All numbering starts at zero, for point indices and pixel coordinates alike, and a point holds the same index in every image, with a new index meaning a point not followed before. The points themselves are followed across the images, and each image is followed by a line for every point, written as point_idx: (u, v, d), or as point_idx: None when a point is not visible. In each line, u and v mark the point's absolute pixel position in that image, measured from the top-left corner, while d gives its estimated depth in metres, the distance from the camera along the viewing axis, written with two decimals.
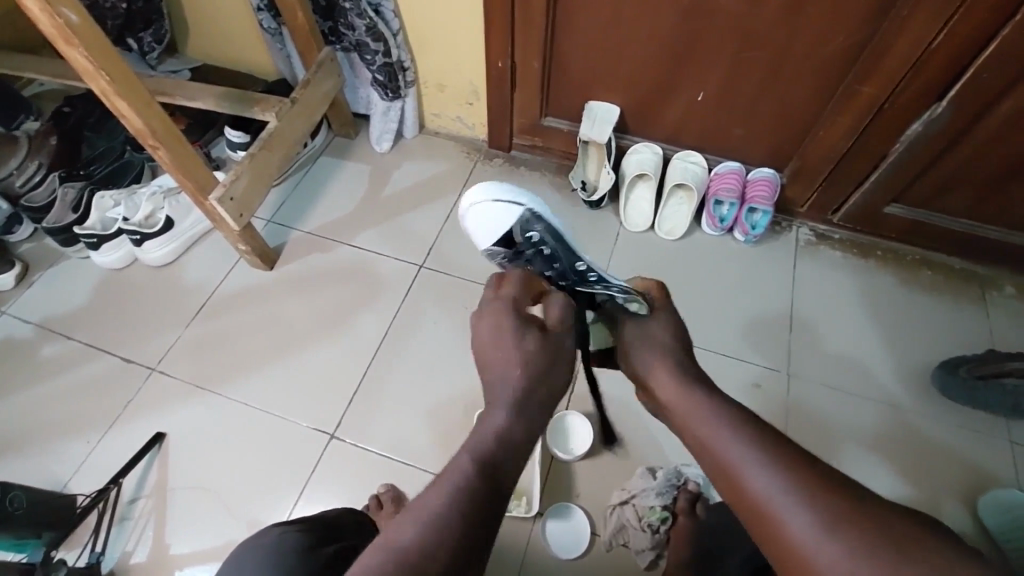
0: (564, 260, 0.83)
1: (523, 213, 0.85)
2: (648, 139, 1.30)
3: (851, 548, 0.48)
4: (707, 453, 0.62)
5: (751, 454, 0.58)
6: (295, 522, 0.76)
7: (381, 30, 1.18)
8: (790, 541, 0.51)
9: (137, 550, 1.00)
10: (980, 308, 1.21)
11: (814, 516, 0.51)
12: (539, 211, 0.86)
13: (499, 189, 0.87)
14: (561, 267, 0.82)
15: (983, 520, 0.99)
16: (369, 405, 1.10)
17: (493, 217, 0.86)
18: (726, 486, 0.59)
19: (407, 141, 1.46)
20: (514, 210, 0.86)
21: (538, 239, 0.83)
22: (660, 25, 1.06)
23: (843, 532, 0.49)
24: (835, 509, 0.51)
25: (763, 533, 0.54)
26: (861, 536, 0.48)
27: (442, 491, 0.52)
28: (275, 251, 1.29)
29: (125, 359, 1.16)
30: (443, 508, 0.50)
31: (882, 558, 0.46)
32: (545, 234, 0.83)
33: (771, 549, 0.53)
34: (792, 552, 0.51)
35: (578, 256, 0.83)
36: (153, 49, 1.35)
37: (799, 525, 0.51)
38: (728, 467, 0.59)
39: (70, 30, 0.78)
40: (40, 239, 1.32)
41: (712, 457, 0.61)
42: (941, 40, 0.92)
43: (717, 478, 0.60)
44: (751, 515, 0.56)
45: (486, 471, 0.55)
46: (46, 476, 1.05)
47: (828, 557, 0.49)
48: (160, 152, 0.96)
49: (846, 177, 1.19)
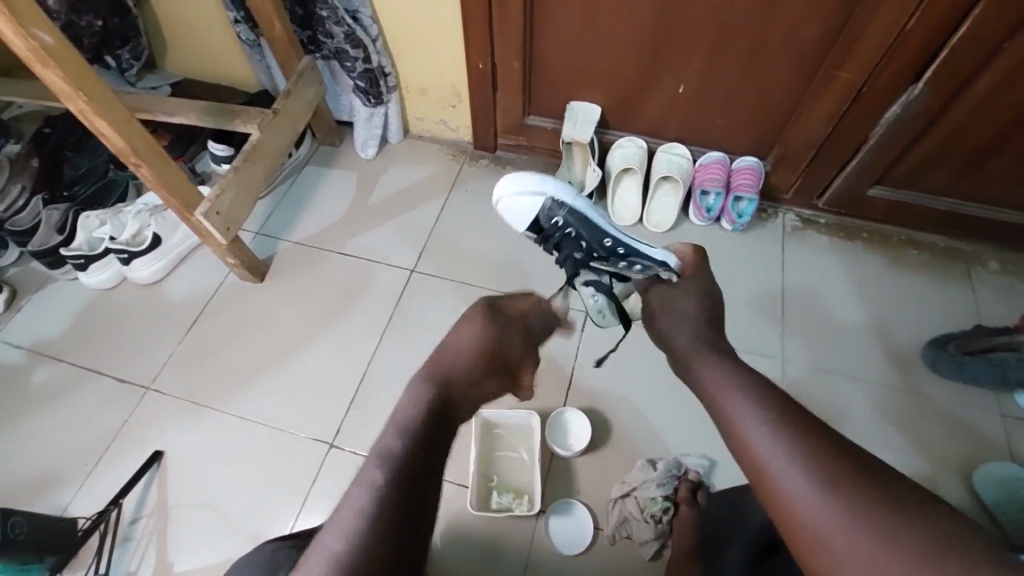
0: (591, 239, 0.88)
1: (546, 200, 0.88)
2: (632, 133, 1.31)
3: (850, 510, 0.50)
4: (721, 418, 0.64)
5: (761, 419, 0.60)
6: (291, 537, 0.76)
7: (360, 37, 1.18)
8: (791, 499, 0.53)
9: (140, 570, 0.99)
10: (967, 285, 1.22)
11: (815, 478, 0.53)
12: (561, 195, 0.88)
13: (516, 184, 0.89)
14: (589, 246, 0.89)
15: (979, 494, 1.00)
16: (366, 413, 1.10)
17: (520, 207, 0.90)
18: (734, 447, 0.61)
19: (391, 146, 1.46)
20: (536, 199, 0.88)
21: (564, 224, 0.89)
22: (637, 19, 1.06)
23: (844, 495, 0.51)
24: (832, 482, 0.52)
25: (765, 490, 0.56)
26: (860, 499, 0.50)
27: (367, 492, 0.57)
28: (265, 263, 1.28)
29: (119, 379, 1.16)
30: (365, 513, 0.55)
31: (878, 521, 0.48)
32: (570, 220, 0.88)
33: (773, 509, 0.55)
34: (790, 510, 0.53)
35: (604, 233, 0.87)
36: (131, 66, 1.34)
37: (801, 489, 0.53)
38: (738, 429, 0.61)
39: (46, 53, 0.78)
40: (26, 263, 1.31)
41: (725, 418, 0.63)
42: (914, 22, 0.93)
43: (728, 439, 0.62)
44: (754, 476, 0.58)
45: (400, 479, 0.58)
46: (45, 501, 1.05)
47: (827, 518, 0.51)
48: (142, 169, 0.96)
49: (829, 161, 1.20)
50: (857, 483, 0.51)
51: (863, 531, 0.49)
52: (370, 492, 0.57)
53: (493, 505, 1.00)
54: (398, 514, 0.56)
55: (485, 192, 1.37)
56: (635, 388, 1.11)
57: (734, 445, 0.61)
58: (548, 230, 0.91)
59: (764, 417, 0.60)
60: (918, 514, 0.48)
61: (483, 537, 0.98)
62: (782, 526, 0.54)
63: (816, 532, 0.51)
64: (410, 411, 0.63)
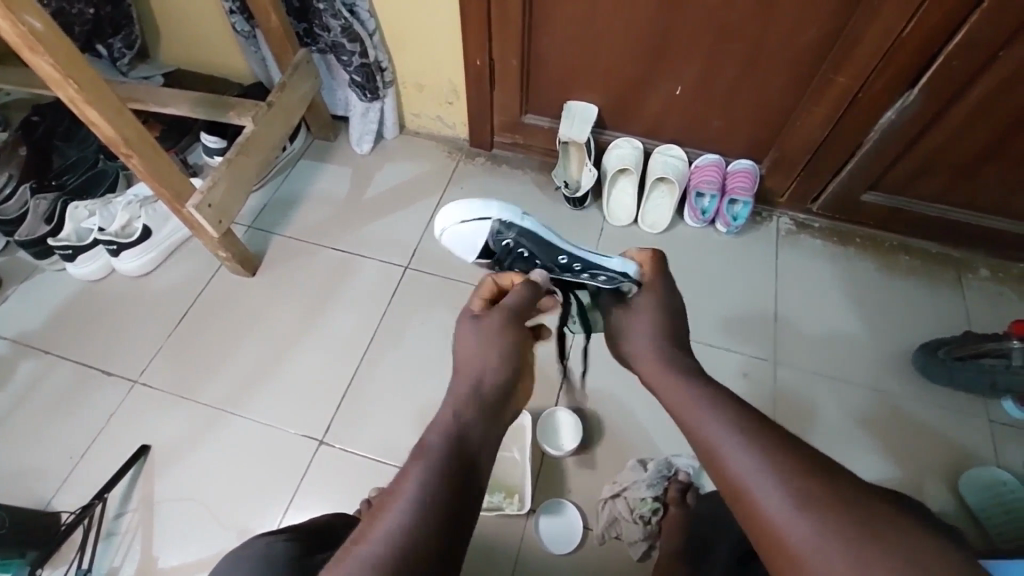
0: (545, 257, 0.87)
1: (495, 223, 0.89)
2: (628, 134, 1.31)
3: (824, 531, 0.49)
4: (690, 435, 0.62)
5: (732, 435, 0.58)
6: (280, 532, 0.76)
7: (357, 30, 1.17)
8: (766, 519, 0.52)
9: (124, 565, 0.98)
10: (957, 291, 1.23)
11: (789, 498, 0.52)
12: (507, 216, 0.90)
13: (464, 209, 0.90)
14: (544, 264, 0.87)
15: (965, 500, 1.01)
16: (356, 409, 1.10)
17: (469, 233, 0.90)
18: (708, 466, 0.59)
19: (387, 142, 1.45)
20: (481, 224, 0.90)
21: (514, 244, 0.88)
22: (636, 20, 1.06)
23: (818, 516, 0.50)
24: (817, 488, 0.52)
25: (739, 508, 0.55)
26: (833, 519, 0.49)
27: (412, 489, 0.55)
28: (257, 257, 1.27)
29: (106, 372, 1.14)
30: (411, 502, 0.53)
31: (853, 541, 0.48)
32: (519, 240, 0.88)
33: (747, 525, 0.55)
34: (763, 529, 0.52)
35: (558, 250, 0.86)
36: (123, 55, 1.32)
37: (778, 509, 0.52)
38: (710, 446, 0.59)
39: (34, 37, 0.76)
40: (14, 252, 1.29)
41: (694, 435, 0.61)
42: (911, 28, 0.93)
43: (698, 454, 0.61)
44: (728, 491, 0.57)
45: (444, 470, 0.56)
46: (28, 494, 1.03)
47: (801, 538, 0.50)
48: (133, 160, 0.94)
49: (824, 166, 1.20)
50: (830, 504, 0.50)
51: (838, 554, 0.48)
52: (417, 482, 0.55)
53: (483, 505, 0.99)
54: (451, 510, 0.54)
55: (480, 190, 1.37)
56: (626, 388, 1.11)
57: (708, 462, 0.59)
58: (500, 253, 0.90)
59: (735, 434, 0.58)
60: (895, 535, 0.47)
61: (473, 535, 0.98)
62: (757, 541, 0.54)
63: (791, 555, 0.50)
64: (445, 420, 0.62)
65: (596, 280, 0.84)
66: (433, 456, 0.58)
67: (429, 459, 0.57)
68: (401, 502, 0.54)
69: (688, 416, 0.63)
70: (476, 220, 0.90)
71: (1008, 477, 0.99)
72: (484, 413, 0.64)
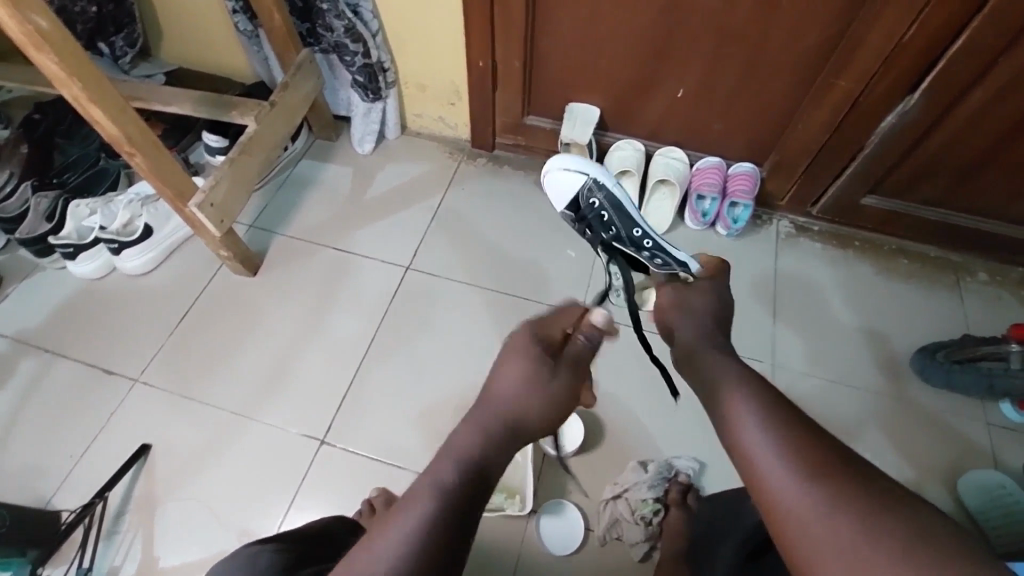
0: (622, 224, 1.01)
1: (589, 179, 1.03)
2: (630, 136, 1.31)
3: (830, 500, 0.50)
4: (713, 408, 0.65)
5: (751, 411, 0.60)
6: (272, 538, 0.76)
7: (360, 31, 1.17)
8: (773, 488, 0.54)
9: (125, 565, 0.98)
10: (955, 294, 1.24)
11: (799, 470, 0.53)
12: (601, 178, 1.03)
13: (563, 164, 1.06)
14: (619, 230, 1.01)
15: (963, 502, 1.01)
16: (358, 409, 1.10)
17: (560, 183, 1.06)
18: (724, 438, 0.62)
19: (389, 143, 1.45)
20: (578, 177, 1.04)
21: (599, 205, 1.02)
22: (638, 23, 1.07)
23: (825, 487, 0.51)
24: (820, 467, 0.53)
25: (749, 477, 0.56)
26: (840, 490, 0.51)
27: (409, 529, 0.50)
28: (258, 256, 1.27)
29: (108, 370, 1.14)
30: (405, 545, 0.49)
31: (856, 513, 0.49)
32: (605, 202, 1.02)
33: (756, 498, 0.56)
34: (771, 498, 0.54)
35: (634, 222, 1.00)
36: (125, 53, 1.32)
37: (785, 478, 0.54)
38: (728, 421, 0.62)
39: (40, 36, 0.76)
40: (14, 250, 1.29)
41: (716, 411, 0.64)
42: (911, 34, 0.94)
43: (718, 428, 0.63)
44: (741, 465, 0.58)
45: (447, 512, 0.52)
46: (28, 494, 1.03)
47: (805, 504, 0.51)
48: (136, 158, 0.94)
49: (824, 169, 1.21)
50: (837, 477, 0.52)
51: (841, 522, 0.49)
52: (418, 525, 0.51)
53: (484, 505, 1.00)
54: (447, 545, 0.51)
55: (482, 191, 1.37)
56: (627, 389, 1.11)
57: (725, 436, 0.61)
58: (584, 210, 1.04)
59: (752, 409, 0.60)
60: (899, 510, 0.48)
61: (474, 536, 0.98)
62: (764, 510, 0.55)
63: (795, 519, 0.51)
64: (457, 446, 0.57)
65: (656, 262, 0.94)
66: (440, 479, 0.54)
67: (434, 496, 0.53)
68: (401, 530, 0.51)
69: (714, 389, 0.66)
70: (575, 173, 1.04)
71: (1005, 480, 1.00)
72: (502, 439, 0.59)
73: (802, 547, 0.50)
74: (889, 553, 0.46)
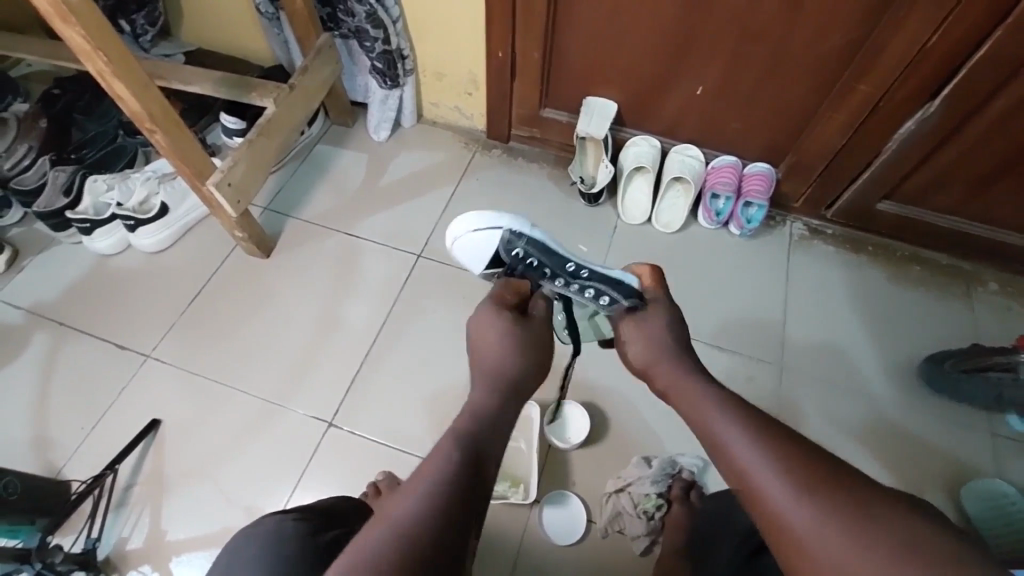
0: (553, 265, 0.85)
1: (507, 231, 0.88)
2: (646, 133, 1.31)
3: (818, 511, 0.51)
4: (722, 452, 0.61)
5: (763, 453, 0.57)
6: (293, 509, 0.76)
7: (381, 17, 1.17)
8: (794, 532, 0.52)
9: (133, 537, 0.99)
10: (967, 303, 1.24)
11: (818, 507, 0.51)
12: (517, 226, 0.88)
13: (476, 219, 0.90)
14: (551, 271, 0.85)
15: (966, 510, 1.02)
16: (367, 392, 1.11)
17: (480, 245, 0.90)
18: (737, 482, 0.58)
19: (404, 130, 1.45)
20: (491, 233, 0.89)
21: (524, 254, 0.87)
22: (660, 20, 1.06)
23: (813, 500, 0.52)
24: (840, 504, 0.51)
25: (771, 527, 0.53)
26: (818, 492, 0.52)
27: (437, 471, 0.55)
28: (271, 239, 1.28)
29: (119, 345, 1.15)
30: (437, 479, 0.54)
31: (844, 515, 0.50)
32: (530, 249, 0.86)
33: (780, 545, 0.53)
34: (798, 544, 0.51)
35: (565, 258, 0.85)
36: (146, 31, 1.32)
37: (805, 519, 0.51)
38: (715, 431, 0.63)
39: (67, 10, 0.77)
40: (30, 223, 1.30)
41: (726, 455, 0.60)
42: (938, 38, 0.93)
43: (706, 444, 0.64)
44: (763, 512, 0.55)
45: (468, 459, 0.57)
46: (39, 463, 1.04)
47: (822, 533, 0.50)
48: (156, 136, 0.95)
49: (842, 173, 1.20)
50: (828, 484, 0.52)
51: (830, 526, 0.50)
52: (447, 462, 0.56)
53: None
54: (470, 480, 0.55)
55: (497, 182, 1.37)
56: (633, 386, 1.11)
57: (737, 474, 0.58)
58: (510, 263, 0.88)
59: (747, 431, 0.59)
60: (892, 521, 0.48)
61: None
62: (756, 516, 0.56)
63: (783, 526, 0.53)
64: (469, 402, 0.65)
65: (598, 299, 0.83)
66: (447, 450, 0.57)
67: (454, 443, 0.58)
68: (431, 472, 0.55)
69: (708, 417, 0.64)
70: (487, 230, 0.89)
71: (1009, 490, 1.00)
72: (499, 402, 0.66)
73: (791, 551, 0.52)
74: (882, 559, 0.47)
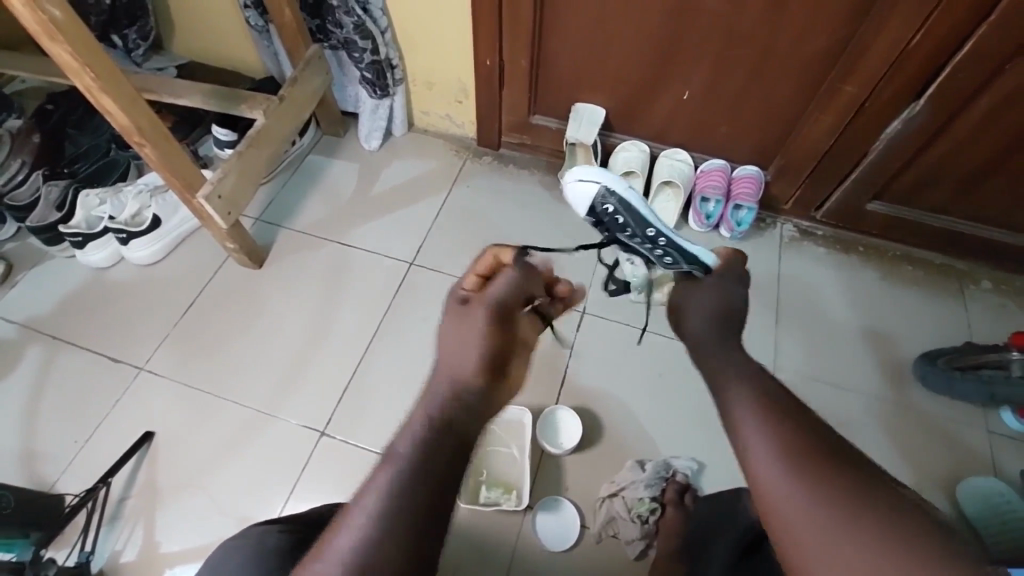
0: (637, 224, 0.96)
1: (602, 185, 1.00)
2: (635, 137, 1.32)
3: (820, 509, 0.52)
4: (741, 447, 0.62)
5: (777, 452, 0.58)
6: (277, 522, 0.77)
7: (369, 27, 1.18)
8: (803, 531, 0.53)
9: (126, 550, 0.99)
10: (959, 302, 1.24)
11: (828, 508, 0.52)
12: (615, 184, 1.00)
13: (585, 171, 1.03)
14: (635, 230, 0.96)
15: (962, 508, 1.02)
16: (360, 400, 1.11)
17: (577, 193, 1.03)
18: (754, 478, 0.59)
19: (395, 139, 1.46)
20: (593, 187, 1.00)
21: (613, 210, 0.99)
22: (645, 25, 1.07)
23: (821, 501, 0.53)
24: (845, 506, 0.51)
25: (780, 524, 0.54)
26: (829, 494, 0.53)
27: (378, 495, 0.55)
28: (263, 249, 1.28)
29: (113, 358, 1.16)
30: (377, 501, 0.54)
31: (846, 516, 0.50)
32: (619, 207, 0.98)
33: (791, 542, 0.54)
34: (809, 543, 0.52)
35: (648, 223, 0.95)
36: (137, 46, 1.34)
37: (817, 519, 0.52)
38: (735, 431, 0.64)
39: (54, 26, 0.78)
40: (24, 238, 1.31)
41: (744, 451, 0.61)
42: (920, 37, 0.94)
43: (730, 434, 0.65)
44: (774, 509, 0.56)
45: (414, 473, 0.56)
46: (33, 477, 1.04)
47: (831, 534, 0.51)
48: (146, 149, 0.96)
49: (830, 174, 1.21)
50: (837, 486, 0.53)
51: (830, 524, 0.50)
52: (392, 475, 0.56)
53: (481, 500, 1.01)
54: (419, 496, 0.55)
55: (488, 188, 1.38)
56: (626, 389, 1.12)
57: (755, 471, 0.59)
58: (597, 215, 1.01)
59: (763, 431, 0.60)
60: (897, 524, 0.49)
61: (469, 529, 0.99)
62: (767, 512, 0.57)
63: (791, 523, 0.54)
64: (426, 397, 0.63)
65: (669, 260, 0.92)
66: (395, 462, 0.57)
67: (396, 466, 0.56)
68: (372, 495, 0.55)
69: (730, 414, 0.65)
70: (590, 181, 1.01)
71: (1005, 488, 1.00)
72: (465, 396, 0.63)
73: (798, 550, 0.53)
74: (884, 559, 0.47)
